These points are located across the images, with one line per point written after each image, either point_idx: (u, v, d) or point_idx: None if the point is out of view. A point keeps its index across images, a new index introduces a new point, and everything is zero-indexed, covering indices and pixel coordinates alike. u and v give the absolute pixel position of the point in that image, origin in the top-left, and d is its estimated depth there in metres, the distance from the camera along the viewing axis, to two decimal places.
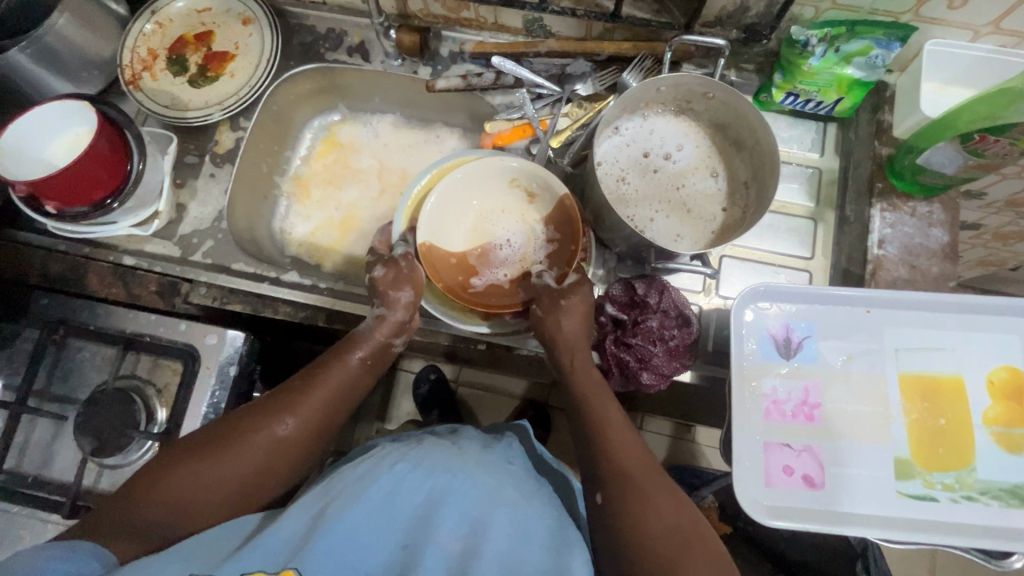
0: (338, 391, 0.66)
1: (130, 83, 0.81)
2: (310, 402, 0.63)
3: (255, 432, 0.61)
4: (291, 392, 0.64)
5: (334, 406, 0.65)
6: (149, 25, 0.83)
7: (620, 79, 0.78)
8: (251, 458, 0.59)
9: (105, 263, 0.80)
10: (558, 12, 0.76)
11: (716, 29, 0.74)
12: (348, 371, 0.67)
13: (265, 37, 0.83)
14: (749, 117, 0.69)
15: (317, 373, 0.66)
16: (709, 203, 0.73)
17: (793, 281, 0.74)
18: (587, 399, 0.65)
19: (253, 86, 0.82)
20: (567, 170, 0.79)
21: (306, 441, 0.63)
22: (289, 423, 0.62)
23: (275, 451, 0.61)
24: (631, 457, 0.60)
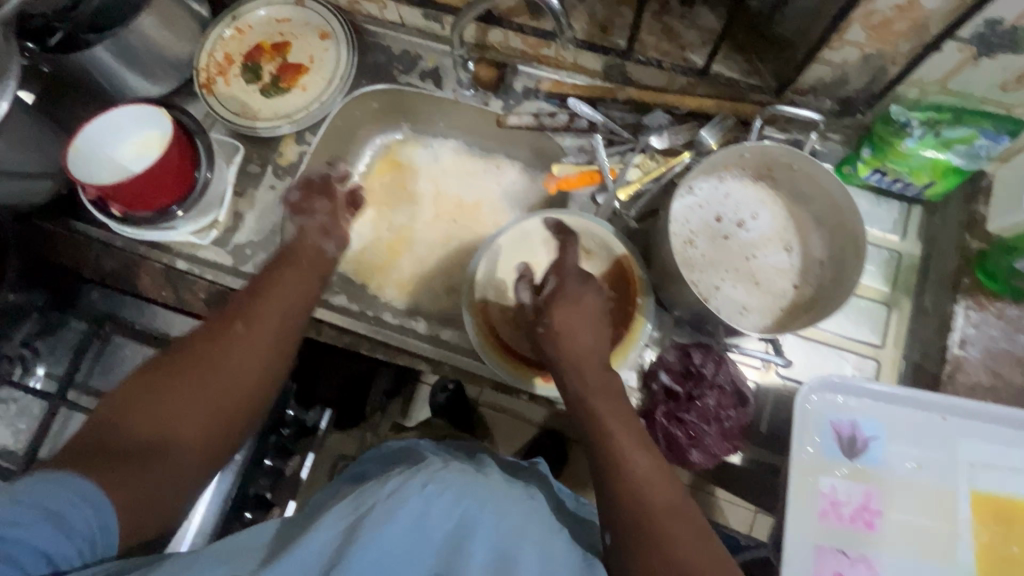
0: (286, 320, 0.65)
1: (203, 87, 0.82)
2: (270, 315, 0.64)
3: (225, 344, 0.61)
4: (228, 310, 0.65)
5: (301, 295, 0.67)
6: (229, 30, 0.84)
7: (698, 135, 0.75)
8: (225, 377, 0.60)
9: (157, 263, 0.79)
10: (643, 62, 0.74)
11: (809, 98, 0.70)
12: (301, 267, 0.69)
13: (341, 56, 0.83)
14: (835, 196, 0.66)
15: (259, 286, 0.67)
16: (781, 279, 0.70)
17: (859, 369, 0.70)
18: (606, 425, 0.57)
19: (324, 104, 0.82)
20: (631, 225, 0.77)
21: (281, 327, 0.65)
22: (250, 323, 0.63)
23: (252, 350, 0.62)
24: (663, 495, 0.53)
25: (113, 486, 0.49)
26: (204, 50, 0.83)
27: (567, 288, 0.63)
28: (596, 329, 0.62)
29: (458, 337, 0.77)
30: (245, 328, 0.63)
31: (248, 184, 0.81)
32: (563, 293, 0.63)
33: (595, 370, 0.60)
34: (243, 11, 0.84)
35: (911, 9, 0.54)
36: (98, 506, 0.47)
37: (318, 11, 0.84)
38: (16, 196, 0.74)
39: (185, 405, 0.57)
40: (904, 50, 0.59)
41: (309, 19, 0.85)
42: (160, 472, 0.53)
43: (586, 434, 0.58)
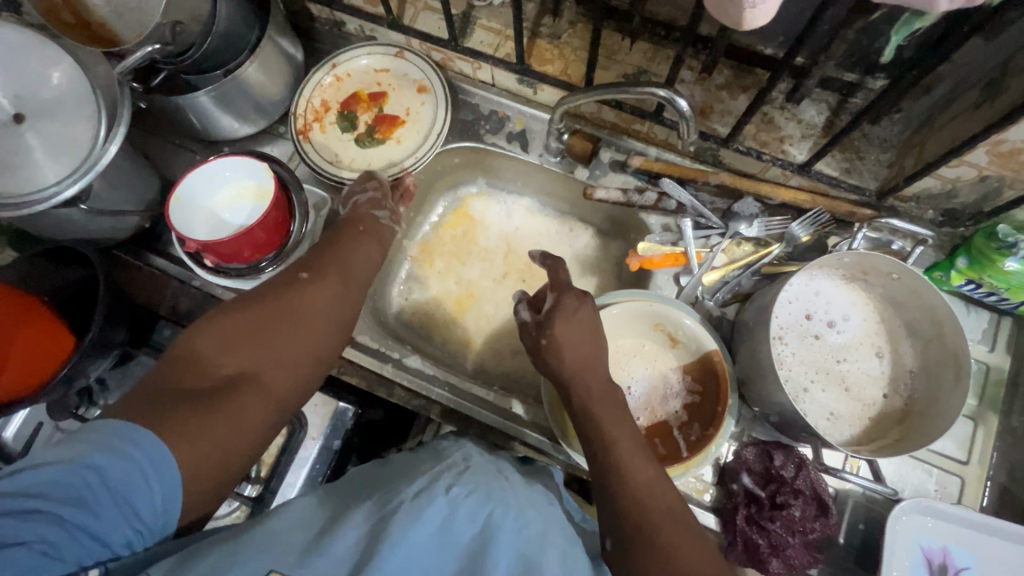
0: (358, 272, 0.69)
1: (300, 133, 0.83)
2: (337, 267, 0.68)
3: (292, 298, 0.63)
4: (307, 258, 0.68)
5: (360, 271, 0.69)
6: (328, 77, 0.85)
7: (788, 230, 0.74)
8: (285, 333, 0.61)
9: None
10: (742, 151, 0.74)
11: (910, 205, 0.70)
12: (363, 236, 0.71)
13: (439, 113, 0.82)
14: (936, 310, 0.65)
15: (328, 247, 0.69)
16: (870, 385, 0.69)
17: (943, 484, 0.69)
18: (601, 422, 0.58)
19: (418, 158, 0.81)
20: (711, 312, 0.76)
21: (343, 287, 0.67)
22: (319, 280, 0.65)
23: (313, 311, 0.64)
24: (653, 487, 0.53)
25: (171, 434, 0.48)
26: (304, 96, 0.83)
27: (565, 303, 0.64)
28: (590, 339, 0.62)
29: (532, 411, 0.76)
30: (313, 283, 0.65)
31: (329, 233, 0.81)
32: (563, 305, 0.64)
33: (589, 371, 0.61)
34: (343, 59, 0.85)
35: None
36: (162, 480, 0.46)
37: (416, 64, 0.84)
38: (102, 232, 0.74)
39: (247, 353, 0.58)
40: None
41: (408, 71, 0.85)
42: (219, 422, 0.52)
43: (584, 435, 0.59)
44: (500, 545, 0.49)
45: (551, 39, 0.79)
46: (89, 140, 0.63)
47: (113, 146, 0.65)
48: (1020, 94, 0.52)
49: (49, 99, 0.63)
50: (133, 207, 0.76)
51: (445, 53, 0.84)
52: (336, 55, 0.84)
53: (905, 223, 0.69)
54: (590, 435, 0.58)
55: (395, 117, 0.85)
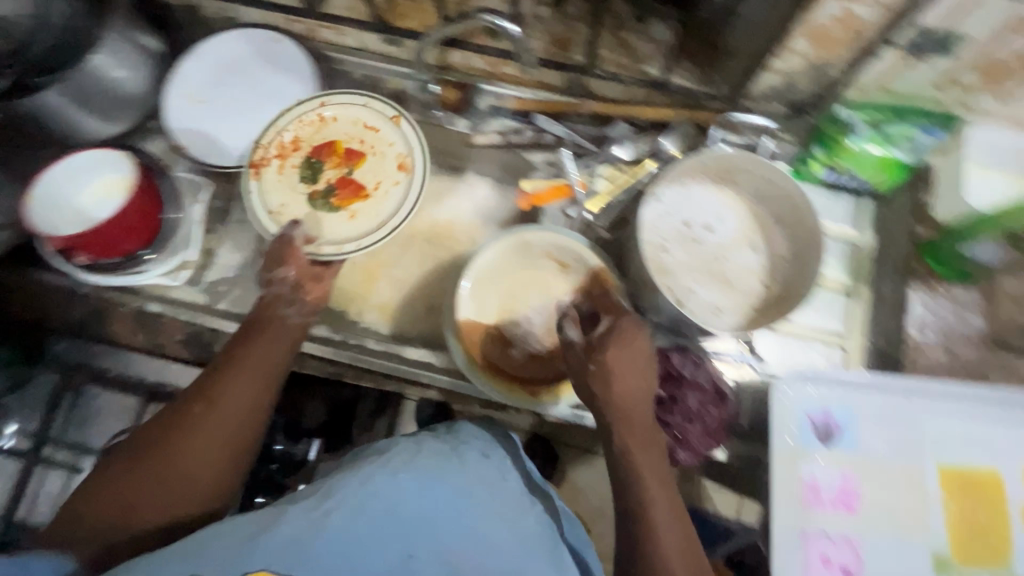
0: (263, 376, 0.62)
1: (253, 164, 0.74)
2: (231, 387, 0.60)
3: (181, 435, 0.57)
4: (200, 384, 0.61)
5: (260, 375, 0.62)
6: (312, 113, 0.77)
7: (657, 143, 0.78)
8: (187, 453, 0.56)
9: (127, 308, 0.76)
10: (604, 76, 0.76)
11: (762, 103, 0.74)
12: (263, 339, 0.64)
13: (407, 206, 0.73)
14: (794, 196, 0.70)
15: (221, 365, 0.61)
16: (749, 278, 0.73)
17: (829, 358, 0.74)
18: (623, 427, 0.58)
19: (361, 247, 0.71)
20: (603, 235, 0.79)
21: (241, 406, 0.60)
22: (211, 407, 0.59)
23: (204, 441, 0.57)
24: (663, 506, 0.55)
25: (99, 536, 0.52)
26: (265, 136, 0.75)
27: (622, 325, 0.61)
28: (641, 369, 0.59)
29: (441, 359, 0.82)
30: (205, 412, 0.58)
31: (218, 220, 0.80)
32: (621, 327, 0.61)
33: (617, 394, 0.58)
34: (336, 101, 0.77)
35: (849, 21, 0.58)
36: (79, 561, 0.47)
37: (405, 134, 0.75)
38: None
39: (148, 485, 0.55)
40: (844, 57, 0.63)
41: (398, 143, 0.76)
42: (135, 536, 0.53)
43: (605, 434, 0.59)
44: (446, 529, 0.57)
45: None
46: None
47: None
48: None
49: None
50: None
51: (306, 23, 0.83)
52: (203, 44, 0.84)
53: (747, 115, 0.73)
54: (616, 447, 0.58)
55: (362, 187, 0.75)
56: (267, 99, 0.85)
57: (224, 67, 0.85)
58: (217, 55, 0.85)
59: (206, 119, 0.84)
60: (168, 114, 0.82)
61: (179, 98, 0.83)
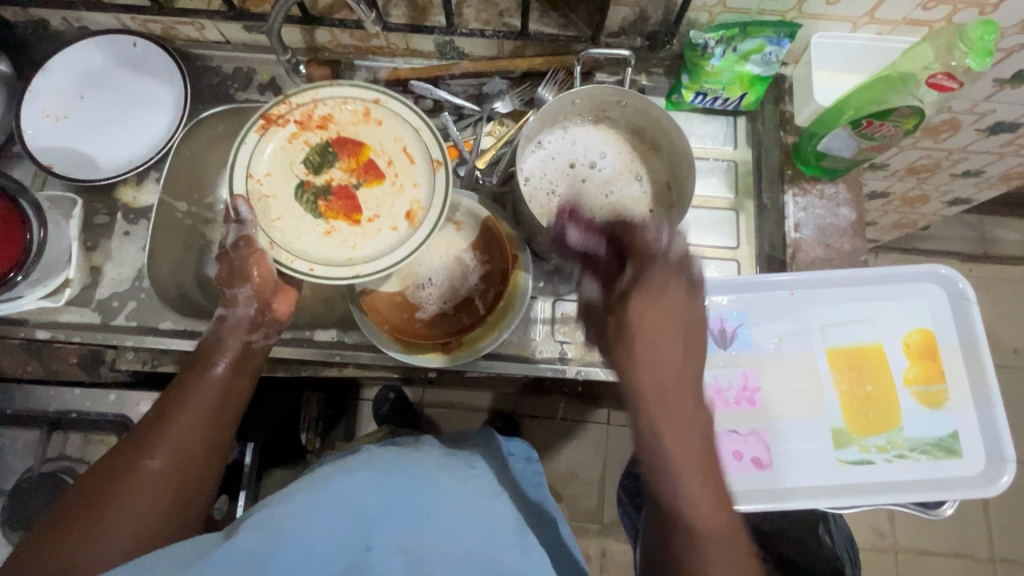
0: (211, 417, 0.61)
1: (269, 116, 0.67)
2: (180, 432, 0.59)
3: (126, 487, 0.55)
4: (143, 433, 0.59)
5: (210, 417, 0.61)
6: (359, 104, 0.69)
7: (535, 95, 0.79)
8: (140, 499, 0.55)
9: (14, 339, 0.72)
10: (467, 34, 0.77)
11: (622, 39, 0.76)
12: (213, 382, 0.63)
13: (386, 260, 0.65)
14: (662, 121, 0.72)
15: (168, 411, 0.60)
16: (637, 207, 0.76)
17: (723, 271, 0.78)
18: (634, 378, 0.54)
19: (320, 275, 0.63)
20: (495, 189, 0.79)
21: (193, 450, 0.59)
22: (157, 456, 0.57)
23: (158, 491, 0.56)
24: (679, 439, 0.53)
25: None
26: (357, 120, 0.69)
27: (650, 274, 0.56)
28: (658, 305, 0.55)
29: None
30: (154, 460, 0.57)
31: (99, 236, 0.77)
32: (647, 280, 0.56)
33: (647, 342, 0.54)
34: (392, 106, 0.68)
35: None
36: None
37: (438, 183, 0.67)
38: None
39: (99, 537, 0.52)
40: None
41: (422, 187, 0.68)
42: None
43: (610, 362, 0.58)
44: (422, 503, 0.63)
45: None
46: None
47: None
48: None
49: None
50: None
51: (161, 23, 0.81)
52: (54, 58, 0.80)
53: (603, 48, 0.74)
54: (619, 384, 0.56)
55: (358, 207, 0.68)
56: (134, 106, 0.82)
57: (78, 79, 0.81)
58: (70, 67, 0.81)
59: (71, 134, 0.80)
60: (26, 134, 0.79)
61: (36, 116, 0.79)
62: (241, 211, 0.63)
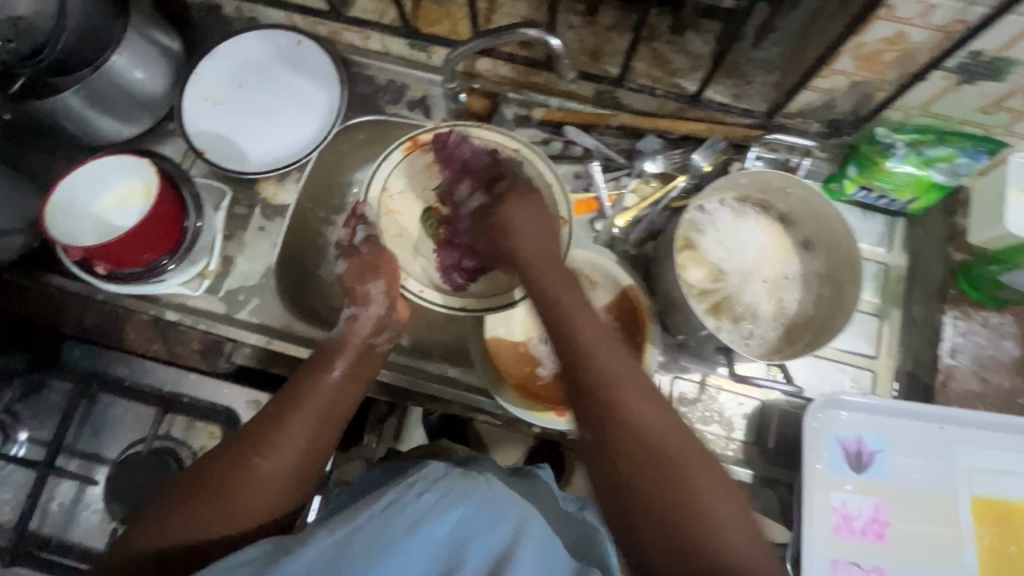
0: (321, 423, 0.59)
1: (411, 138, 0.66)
2: (293, 433, 0.56)
3: (234, 484, 0.52)
4: (258, 427, 0.56)
5: (323, 421, 0.59)
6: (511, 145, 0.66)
7: (689, 160, 0.75)
8: (243, 493, 0.52)
9: (144, 316, 0.74)
10: (636, 89, 0.75)
11: (798, 121, 0.73)
12: (329, 386, 0.61)
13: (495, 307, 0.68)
14: (826, 214, 0.68)
15: (282, 409, 0.58)
16: (783, 298, 0.71)
17: (858, 381, 0.73)
18: (552, 299, 0.55)
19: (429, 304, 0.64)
20: (631, 251, 0.77)
21: (304, 455, 0.56)
22: (269, 456, 0.54)
23: (262, 488, 0.53)
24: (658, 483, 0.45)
25: None
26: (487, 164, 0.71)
27: (519, 183, 0.62)
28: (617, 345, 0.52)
29: None
30: (265, 459, 0.54)
31: (237, 227, 0.78)
32: (512, 187, 0.61)
33: (621, 367, 0.50)
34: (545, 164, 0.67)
35: (899, 41, 0.56)
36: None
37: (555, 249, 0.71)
38: None
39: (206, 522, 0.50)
40: (890, 78, 0.62)
41: None
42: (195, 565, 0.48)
43: (586, 418, 0.50)
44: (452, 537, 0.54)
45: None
46: None
47: None
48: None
49: None
50: (15, 226, 0.71)
51: (330, 26, 0.81)
52: (222, 45, 0.82)
53: (783, 135, 0.72)
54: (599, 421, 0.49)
55: None
56: (287, 103, 0.82)
57: (240, 69, 0.82)
58: (235, 56, 0.82)
59: (226, 123, 0.81)
60: (185, 116, 0.80)
61: (198, 100, 0.81)
62: (365, 214, 0.66)
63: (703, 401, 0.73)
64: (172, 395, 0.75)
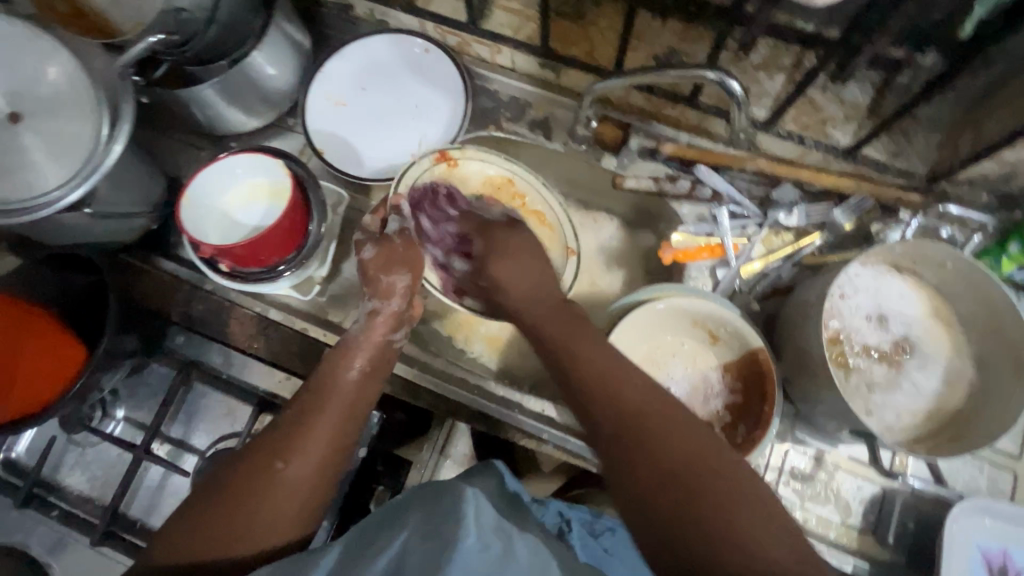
0: (343, 425, 0.58)
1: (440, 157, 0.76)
2: (316, 436, 0.56)
3: (261, 491, 0.52)
4: (278, 434, 0.56)
5: (343, 423, 0.58)
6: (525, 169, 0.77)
7: (830, 217, 0.71)
8: (268, 497, 0.52)
9: (248, 311, 0.74)
10: (783, 135, 0.71)
11: (964, 189, 0.65)
12: (348, 382, 0.60)
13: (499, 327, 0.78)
14: (994, 297, 0.60)
15: (304, 412, 0.57)
16: (926, 381, 0.63)
17: (995, 481, 0.66)
18: (557, 341, 0.59)
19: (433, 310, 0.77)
20: (753, 306, 0.72)
21: (325, 458, 0.56)
22: (292, 463, 0.54)
23: (288, 493, 0.53)
24: (677, 451, 0.47)
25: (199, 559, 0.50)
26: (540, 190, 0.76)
27: (501, 231, 0.68)
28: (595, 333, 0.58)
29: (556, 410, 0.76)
30: (289, 464, 0.54)
31: (348, 232, 0.77)
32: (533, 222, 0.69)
33: (595, 359, 0.56)
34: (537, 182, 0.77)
35: None
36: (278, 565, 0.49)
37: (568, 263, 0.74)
38: (110, 234, 0.71)
39: (242, 521, 0.51)
40: None
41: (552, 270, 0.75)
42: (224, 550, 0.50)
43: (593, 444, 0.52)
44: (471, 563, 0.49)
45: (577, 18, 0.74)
46: (92, 139, 0.60)
47: (119, 146, 0.60)
48: None
49: (45, 95, 0.60)
50: (140, 209, 0.72)
51: (461, 37, 0.79)
52: (350, 44, 0.80)
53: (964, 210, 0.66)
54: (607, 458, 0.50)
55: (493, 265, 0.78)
56: (408, 110, 0.81)
57: (365, 70, 0.81)
58: (363, 56, 0.81)
59: (346, 124, 0.80)
60: (309, 114, 0.79)
61: (321, 98, 0.80)
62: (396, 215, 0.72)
63: (817, 476, 0.68)
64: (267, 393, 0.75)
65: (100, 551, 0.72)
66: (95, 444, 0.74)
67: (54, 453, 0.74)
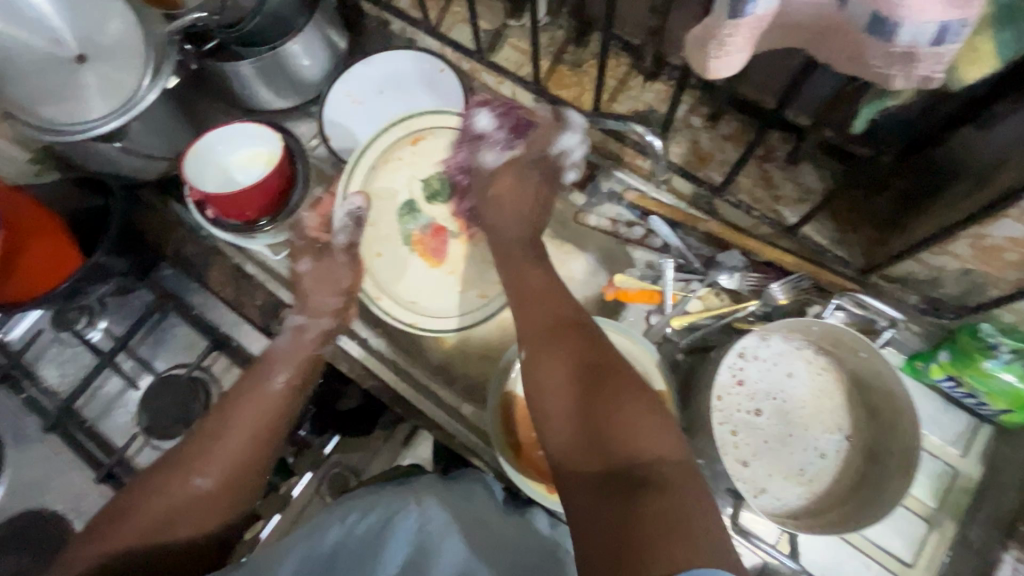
0: (259, 435, 0.61)
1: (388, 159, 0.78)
2: (227, 447, 0.59)
3: (171, 500, 0.56)
4: (191, 446, 0.59)
5: (259, 430, 0.61)
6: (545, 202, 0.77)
7: (767, 288, 0.73)
8: (175, 510, 0.56)
9: (230, 261, 0.84)
10: (733, 203, 0.74)
11: (895, 287, 0.68)
12: (269, 396, 0.64)
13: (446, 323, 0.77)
14: (896, 394, 0.62)
15: (218, 427, 0.60)
16: (811, 462, 0.66)
17: None
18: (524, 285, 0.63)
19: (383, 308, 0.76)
20: (678, 355, 0.76)
21: (241, 466, 0.59)
22: (207, 473, 0.58)
23: (193, 508, 0.56)
24: (595, 356, 0.54)
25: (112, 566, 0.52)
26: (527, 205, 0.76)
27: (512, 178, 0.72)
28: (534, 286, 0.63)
29: (477, 415, 0.80)
30: (205, 479, 0.57)
31: None
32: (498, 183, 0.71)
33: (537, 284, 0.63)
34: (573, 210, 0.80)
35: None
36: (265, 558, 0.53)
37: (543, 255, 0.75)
38: (132, 169, 0.81)
39: (139, 530, 0.54)
40: (1008, 279, 0.56)
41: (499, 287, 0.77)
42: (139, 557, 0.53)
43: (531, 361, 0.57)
44: (403, 542, 0.54)
45: (573, 66, 0.82)
46: (134, 86, 0.71)
47: (153, 95, 0.72)
48: (1002, 188, 0.50)
49: (107, 45, 0.72)
50: (164, 154, 0.83)
51: (473, 64, 0.88)
52: (378, 54, 0.90)
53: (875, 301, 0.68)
54: (547, 346, 0.56)
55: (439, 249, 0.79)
56: None
57: (384, 77, 0.91)
58: (386, 64, 0.91)
59: (358, 120, 0.90)
60: (327, 104, 0.89)
61: (341, 95, 0.90)
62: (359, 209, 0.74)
63: None
64: (225, 335, 0.83)
65: (50, 441, 0.81)
66: (74, 346, 0.84)
67: (39, 345, 0.84)
